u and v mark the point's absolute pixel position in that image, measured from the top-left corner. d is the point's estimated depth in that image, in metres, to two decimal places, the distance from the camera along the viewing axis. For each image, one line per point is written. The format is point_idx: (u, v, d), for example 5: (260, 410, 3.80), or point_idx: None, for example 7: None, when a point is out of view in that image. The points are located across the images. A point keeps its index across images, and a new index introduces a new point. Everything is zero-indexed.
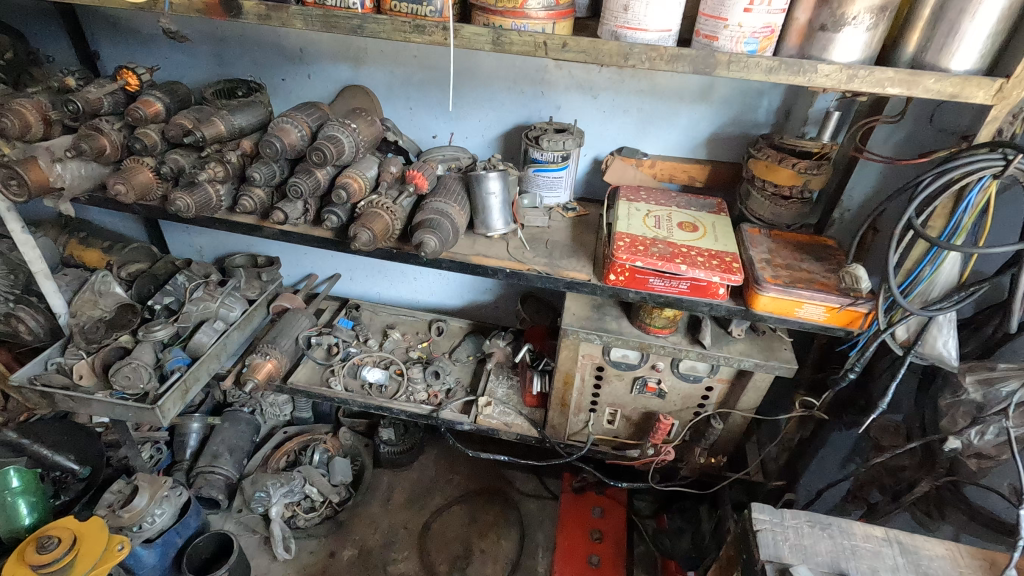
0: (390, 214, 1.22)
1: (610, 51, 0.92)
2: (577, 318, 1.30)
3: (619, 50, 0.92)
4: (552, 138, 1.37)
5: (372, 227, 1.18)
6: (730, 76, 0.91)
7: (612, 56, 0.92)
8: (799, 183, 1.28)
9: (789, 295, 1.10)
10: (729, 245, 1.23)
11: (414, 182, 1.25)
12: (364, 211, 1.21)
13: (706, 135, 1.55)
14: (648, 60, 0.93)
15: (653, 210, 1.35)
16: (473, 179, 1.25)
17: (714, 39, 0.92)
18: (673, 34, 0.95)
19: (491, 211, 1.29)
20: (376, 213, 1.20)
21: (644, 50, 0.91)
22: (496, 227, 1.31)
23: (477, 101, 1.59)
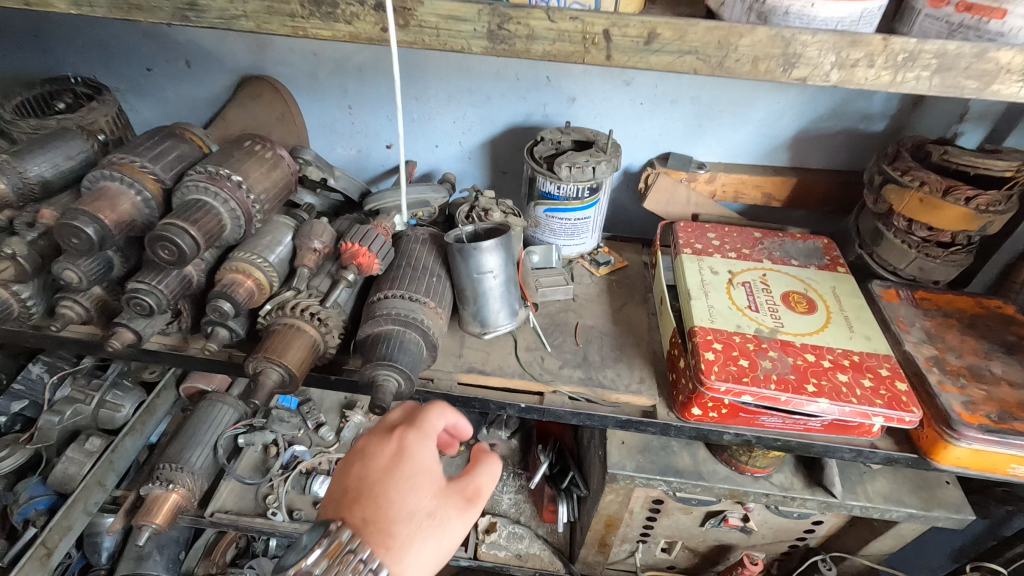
0: (319, 326, 0.72)
1: (755, 45, 0.41)
2: (630, 451, 0.84)
3: (775, 50, 0.41)
4: (573, 162, 0.86)
5: (288, 358, 0.68)
6: (1011, 95, 0.42)
7: (759, 64, 0.42)
8: (974, 227, 0.80)
9: (1005, 448, 0.66)
10: (876, 340, 0.77)
11: (356, 262, 0.74)
12: (272, 325, 0.71)
13: (791, 134, 1.05)
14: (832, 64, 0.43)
15: (738, 270, 0.87)
16: (457, 253, 0.76)
17: (998, 16, 0.48)
18: (878, 12, 0.47)
19: (489, 299, 0.79)
20: (295, 329, 0.70)
21: (834, 47, 0.41)
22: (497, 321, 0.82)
23: (448, 95, 1.05)
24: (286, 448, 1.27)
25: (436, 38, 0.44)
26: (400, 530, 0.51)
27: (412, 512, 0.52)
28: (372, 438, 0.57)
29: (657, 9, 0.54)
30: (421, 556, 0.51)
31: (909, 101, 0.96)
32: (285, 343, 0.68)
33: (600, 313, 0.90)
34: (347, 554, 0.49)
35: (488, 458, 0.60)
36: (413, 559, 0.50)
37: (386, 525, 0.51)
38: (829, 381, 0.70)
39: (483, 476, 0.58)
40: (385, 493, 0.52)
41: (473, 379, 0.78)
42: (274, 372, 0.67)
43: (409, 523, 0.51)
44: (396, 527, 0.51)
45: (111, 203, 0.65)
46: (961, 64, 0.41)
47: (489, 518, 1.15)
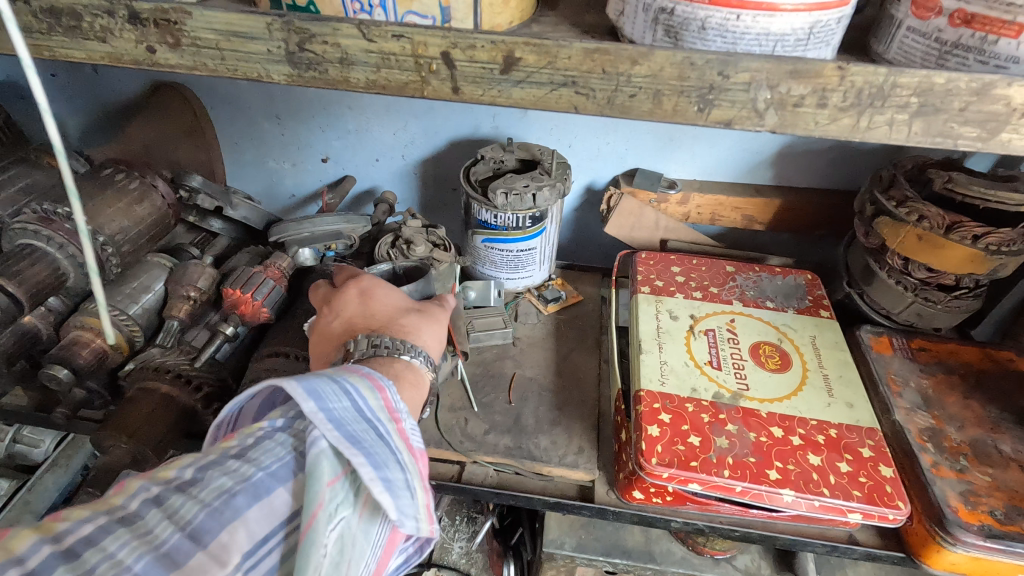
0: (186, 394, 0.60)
1: (640, 66, 0.32)
2: (571, 525, 0.73)
3: (684, 81, 0.32)
4: (510, 188, 0.74)
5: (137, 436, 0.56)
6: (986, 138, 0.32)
7: (663, 108, 0.33)
8: (982, 270, 0.67)
9: (1011, 557, 0.53)
10: (858, 409, 0.64)
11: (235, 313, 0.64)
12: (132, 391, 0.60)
13: (775, 151, 0.91)
14: (757, 95, 0.32)
15: (702, 315, 0.74)
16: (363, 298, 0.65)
17: (1009, 33, 0.37)
18: (833, 38, 0.38)
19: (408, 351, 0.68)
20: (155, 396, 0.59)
21: (767, 79, 0.32)
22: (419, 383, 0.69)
23: (384, 104, 0.93)
24: None
25: (222, 63, 0.34)
26: (409, 321, 0.56)
27: (407, 310, 0.58)
28: (330, 291, 0.60)
29: (556, 19, 0.43)
30: (433, 337, 0.57)
31: None
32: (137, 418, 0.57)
33: (542, 361, 0.78)
34: (368, 347, 0.52)
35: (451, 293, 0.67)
36: (428, 339, 0.57)
37: (395, 322, 0.56)
38: (797, 466, 0.58)
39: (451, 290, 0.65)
40: (374, 310, 0.57)
41: None
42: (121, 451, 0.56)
43: (411, 317, 0.57)
44: (404, 321, 0.56)
45: None
46: (950, 103, 0.31)
47: (434, 571, 1.04)
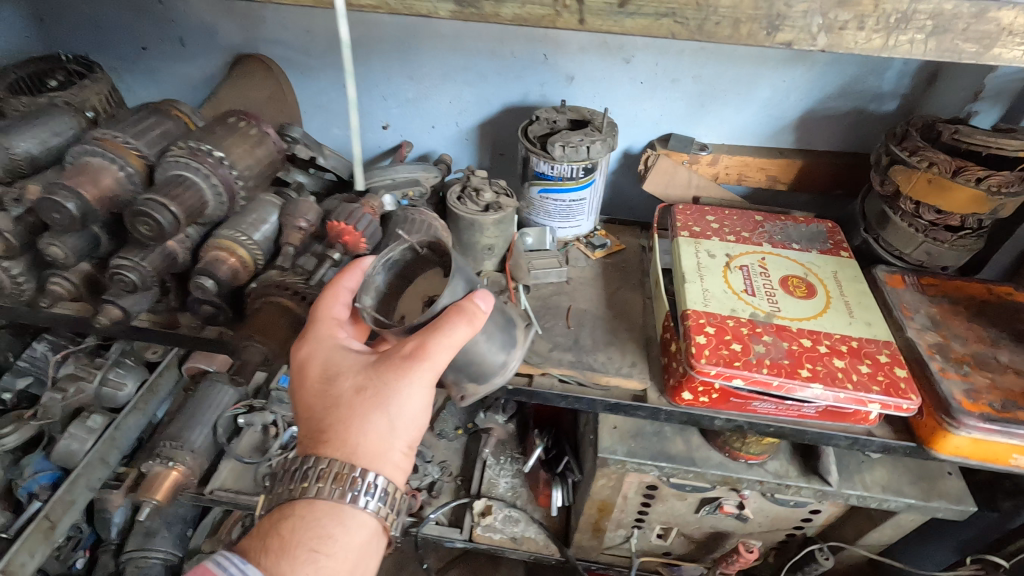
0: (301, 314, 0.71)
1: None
2: (621, 435, 0.83)
3: (756, 11, 0.42)
4: (567, 141, 0.85)
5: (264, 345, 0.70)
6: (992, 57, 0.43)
7: (738, 33, 0.44)
8: (984, 209, 0.77)
9: (1008, 437, 0.63)
10: (876, 326, 0.74)
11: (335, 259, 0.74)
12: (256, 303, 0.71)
13: (797, 115, 1.01)
14: (809, 22, 0.42)
15: (736, 253, 0.84)
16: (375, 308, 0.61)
17: None
18: None
19: (471, 358, 0.64)
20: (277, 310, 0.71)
21: (819, 8, 0.42)
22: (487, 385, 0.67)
23: (444, 74, 1.03)
24: (285, 429, 1.28)
25: (401, 3, 0.44)
26: (335, 422, 0.57)
27: (340, 398, 0.58)
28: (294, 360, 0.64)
29: None
30: (373, 426, 0.57)
31: (923, 78, 0.92)
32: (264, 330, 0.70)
33: (594, 296, 0.88)
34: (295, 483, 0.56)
35: (465, 312, 0.58)
36: (368, 432, 0.57)
37: (325, 421, 0.58)
38: (825, 367, 0.68)
39: (430, 329, 0.57)
40: (311, 395, 0.60)
41: None
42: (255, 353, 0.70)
43: (342, 409, 0.58)
44: (331, 421, 0.58)
45: (93, 178, 0.65)
46: (957, 25, 0.42)
47: (485, 500, 1.15)
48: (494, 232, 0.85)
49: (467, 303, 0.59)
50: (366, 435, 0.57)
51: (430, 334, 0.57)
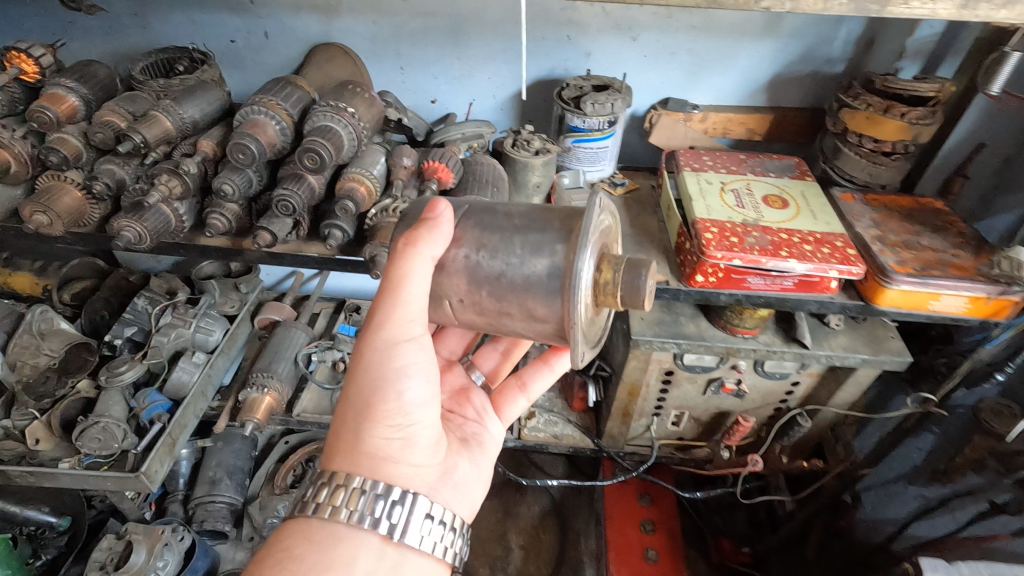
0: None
1: None
2: (648, 323, 1.08)
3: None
4: (596, 100, 1.09)
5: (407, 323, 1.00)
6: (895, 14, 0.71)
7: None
8: (907, 137, 1.04)
9: (926, 287, 0.90)
10: (833, 224, 1.01)
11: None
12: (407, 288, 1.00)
13: (768, 79, 1.28)
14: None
15: (728, 181, 1.10)
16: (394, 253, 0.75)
17: None
18: None
19: (505, 284, 0.68)
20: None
21: None
22: (563, 312, 0.67)
23: (486, 54, 1.27)
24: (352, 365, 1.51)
25: None
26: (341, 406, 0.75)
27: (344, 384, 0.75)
28: None
29: None
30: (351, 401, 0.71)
31: (861, 45, 1.20)
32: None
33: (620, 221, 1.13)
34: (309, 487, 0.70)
35: (409, 237, 0.67)
36: (346, 405, 0.71)
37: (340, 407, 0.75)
38: (798, 249, 0.94)
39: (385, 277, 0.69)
40: None
41: None
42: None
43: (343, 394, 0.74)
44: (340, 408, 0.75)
45: (262, 129, 0.87)
46: None
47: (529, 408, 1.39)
48: (544, 172, 1.09)
49: (424, 230, 0.68)
50: (355, 405, 0.70)
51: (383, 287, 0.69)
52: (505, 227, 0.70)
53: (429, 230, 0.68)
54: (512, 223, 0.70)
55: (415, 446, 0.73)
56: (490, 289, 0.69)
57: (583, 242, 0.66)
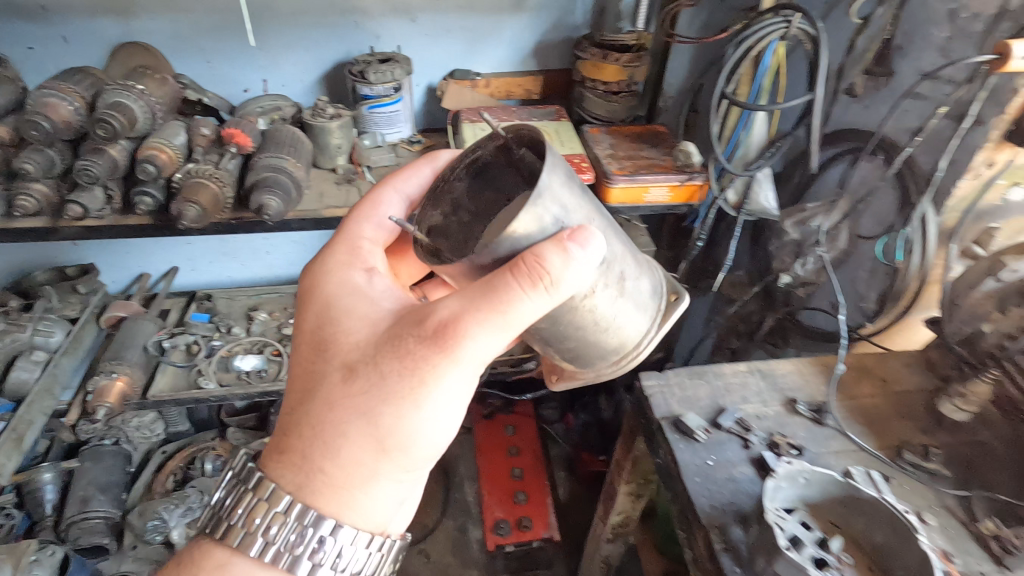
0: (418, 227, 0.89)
1: None
2: None
3: None
4: (377, 70, 1.29)
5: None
6: None
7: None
8: (625, 77, 1.34)
9: (636, 182, 1.18)
10: (574, 147, 1.28)
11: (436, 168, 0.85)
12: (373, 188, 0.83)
13: (532, 46, 1.54)
14: None
15: (498, 127, 1.34)
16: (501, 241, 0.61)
17: None
18: None
19: (599, 338, 0.74)
20: (378, 200, 0.80)
21: None
22: (607, 370, 0.80)
23: (286, 43, 1.42)
24: (205, 345, 1.59)
25: None
26: (326, 410, 0.63)
27: (334, 380, 0.63)
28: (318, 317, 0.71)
29: None
30: (361, 424, 0.61)
31: (595, 12, 1.49)
32: (359, 209, 0.79)
33: None
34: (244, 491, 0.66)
35: (537, 273, 0.58)
36: (355, 429, 0.61)
37: (323, 410, 0.63)
38: None
39: (488, 296, 0.58)
40: (313, 360, 0.66)
41: (331, 211, 1.18)
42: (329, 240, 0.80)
43: (336, 397, 0.62)
44: (323, 410, 0.63)
45: (54, 108, 0.97)
46: None
47: None
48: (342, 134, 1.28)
49: (554, 250, 0.59)
50: (379, 435, 0.61)
51: (482, 310, 0.58)
52: (625, 280, 0.73)
53: (566, 265, 0.59)
54: (630, 284, 0.74)
55: (413, 479, 0.68)
56: (584, 334, 0.73)
57: (660, 326, 0.80)
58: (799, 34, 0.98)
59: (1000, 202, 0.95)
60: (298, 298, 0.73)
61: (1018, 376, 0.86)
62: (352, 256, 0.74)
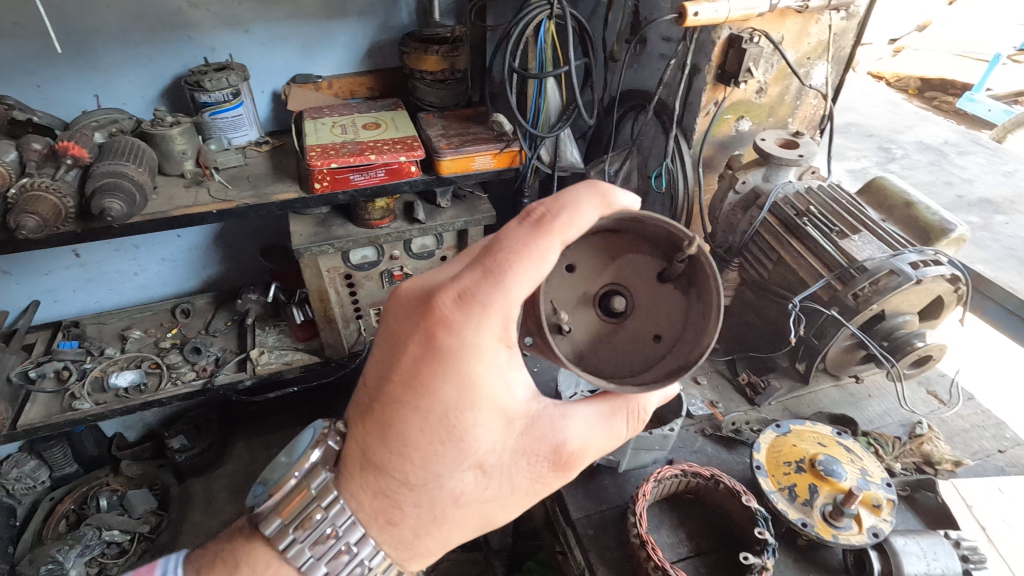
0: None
1: None
2: (305, 237, 1.39)
3: None
4: (212, 78, 1.36)
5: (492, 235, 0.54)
6: None
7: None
8: (447, 66, 1.51)
9: (462, 153, 1.34)
10: (408, 129, 1.43)
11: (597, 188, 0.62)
12: (538, 208, 0.53)
13: (368, 47, 1.68)
14: None
15: (338, 120, 1.46)
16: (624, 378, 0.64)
17: None
18: None
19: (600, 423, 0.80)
20: (541, 252, 0.52)
21: None
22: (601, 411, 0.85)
23: (118, 61, 1.47)
24: (77, 369, 1.57)
25: None
26: (448, 511, 0.63)
27: (460, 487, 0.61)
28: (449, 403, 0.55)
29: None
30: (477, 521, 0.65)
31: (419, 12, 1.67)
32: (524, 261, 0.51)
33: (265, 167, 1.44)
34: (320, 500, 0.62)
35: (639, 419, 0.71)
36: (470, 523, 0.65)
37: (446, 509, 0.62)
38: (377, 148, 1.33)
39: (604, 428, 0.67)
40: (446, 462, 0.58)
41: (181, 210, 1.26)
42: (469, 278, 0.52)
43: (458, 501, 0.62)
44: (443, 510, 0.62)
45: None
46: None
47: (259, 350, 1.64)
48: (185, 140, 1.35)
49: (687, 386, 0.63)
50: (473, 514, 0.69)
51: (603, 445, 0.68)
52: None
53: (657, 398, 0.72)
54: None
55: None
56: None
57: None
58: (563, 14, 1.20)
59: (734, 133, 1.22)
60: (437, 361, 0.54)
61: (751, 260, 1.09)
62: (508, 328, 0.54)
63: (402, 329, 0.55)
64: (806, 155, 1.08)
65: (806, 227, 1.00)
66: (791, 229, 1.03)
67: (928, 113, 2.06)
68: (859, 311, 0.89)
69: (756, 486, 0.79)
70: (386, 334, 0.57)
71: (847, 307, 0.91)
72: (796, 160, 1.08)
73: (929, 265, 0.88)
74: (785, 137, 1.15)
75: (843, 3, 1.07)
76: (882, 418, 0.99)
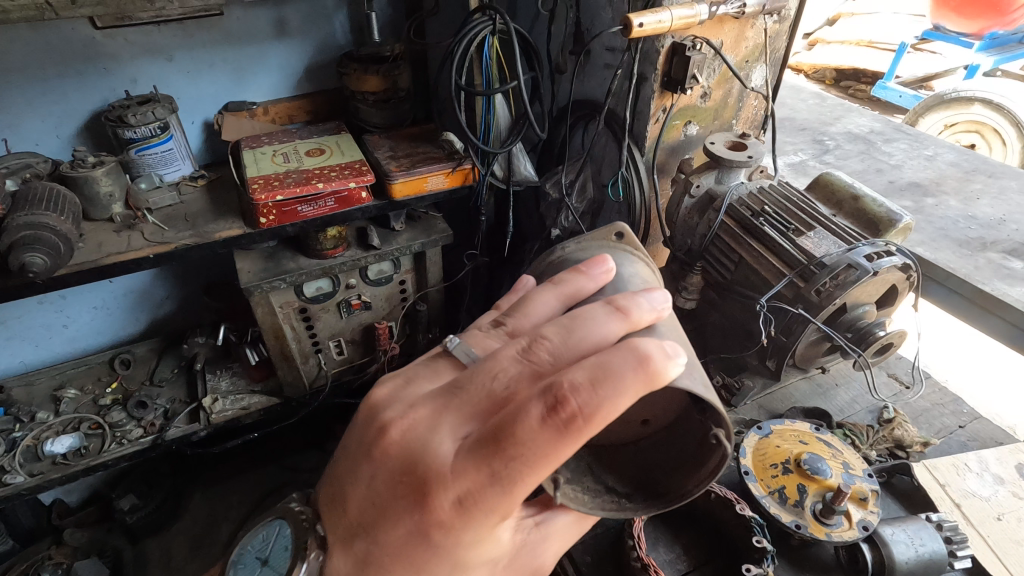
0: (541, 356, 0.51)
1: None
2: (254, 274, 1.32)
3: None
4: (136, 112, 1.27)
5: (509, 415, 0.45)
6: None
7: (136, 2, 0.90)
8: (389, 86, 1.47)
9: (413, 175, 1.30)
10: (354, 153, 1.38)
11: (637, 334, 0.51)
12: (571, 406, 0.43)
13: (303, 69, 1.62)
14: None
15: (278, 148, 1.39)
16: (604, 495, 0.63)
17: None
18: None
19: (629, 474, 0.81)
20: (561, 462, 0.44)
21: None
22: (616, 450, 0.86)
23: (26, 100, 1.34)
24: (4, 439, 1.43)
25: None
26: None
27: None
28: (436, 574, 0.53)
29: None
30: None
31: (354, 31, 1.62)
32: (537, 473, 0.44)
33: (204, 203, 1.35)
34: None
35: None
36: None
37: None
38: (323, 176, 1.27)
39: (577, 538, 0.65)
40: None
41: (112, 258, 1.16)
42: (470, 481, 0.46)
43: None
44: None
45: None
46: None
47: (212, 396, 1.53)
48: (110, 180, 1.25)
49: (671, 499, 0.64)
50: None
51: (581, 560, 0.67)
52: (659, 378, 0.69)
53: None
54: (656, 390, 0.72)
55: None
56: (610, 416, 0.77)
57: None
58: (506, 28, 1.18)
59: (683, 137, 1.24)
60: (424, 549, 0.50)
61: (713, 262, 1.11)
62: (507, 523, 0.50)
63: (396, 490, 0.50)
64: (755, 156, 1.11)
65: (763, 226, 1.02)
66: (749, 230, 1.05)
67: (851, 103, 2.17)
68: (823, 306, 0.91)
69: (746, 491, 0.80)
70: (372, 484, 0.52)
71: (811, 302, 0.92)
72: (746, 162, 1.10)
73: (883, 256, 0.91)
74: (733, 139, 1.17)
75: (777, 7, 1.10)
76: (851, 407, 1.03)
